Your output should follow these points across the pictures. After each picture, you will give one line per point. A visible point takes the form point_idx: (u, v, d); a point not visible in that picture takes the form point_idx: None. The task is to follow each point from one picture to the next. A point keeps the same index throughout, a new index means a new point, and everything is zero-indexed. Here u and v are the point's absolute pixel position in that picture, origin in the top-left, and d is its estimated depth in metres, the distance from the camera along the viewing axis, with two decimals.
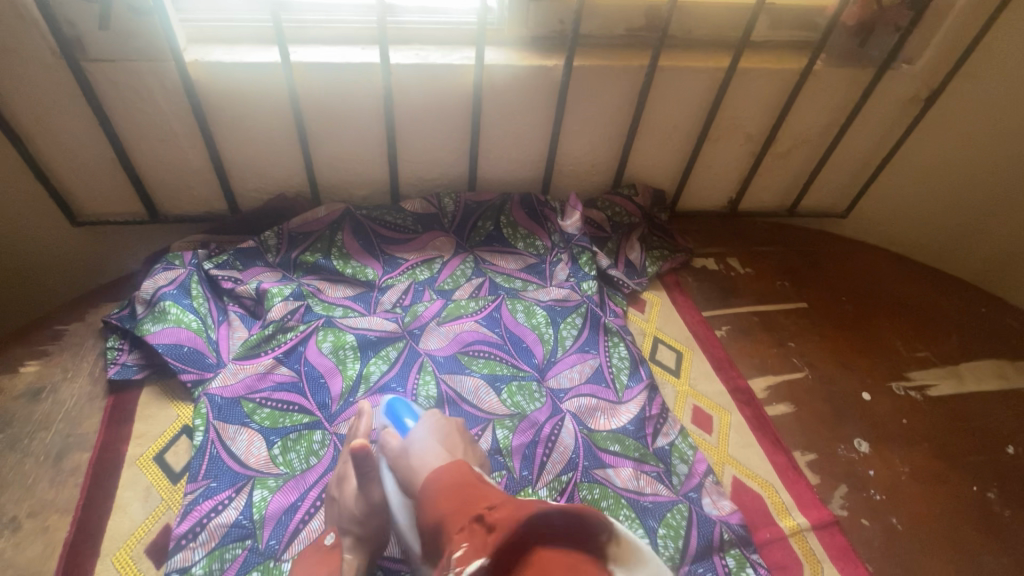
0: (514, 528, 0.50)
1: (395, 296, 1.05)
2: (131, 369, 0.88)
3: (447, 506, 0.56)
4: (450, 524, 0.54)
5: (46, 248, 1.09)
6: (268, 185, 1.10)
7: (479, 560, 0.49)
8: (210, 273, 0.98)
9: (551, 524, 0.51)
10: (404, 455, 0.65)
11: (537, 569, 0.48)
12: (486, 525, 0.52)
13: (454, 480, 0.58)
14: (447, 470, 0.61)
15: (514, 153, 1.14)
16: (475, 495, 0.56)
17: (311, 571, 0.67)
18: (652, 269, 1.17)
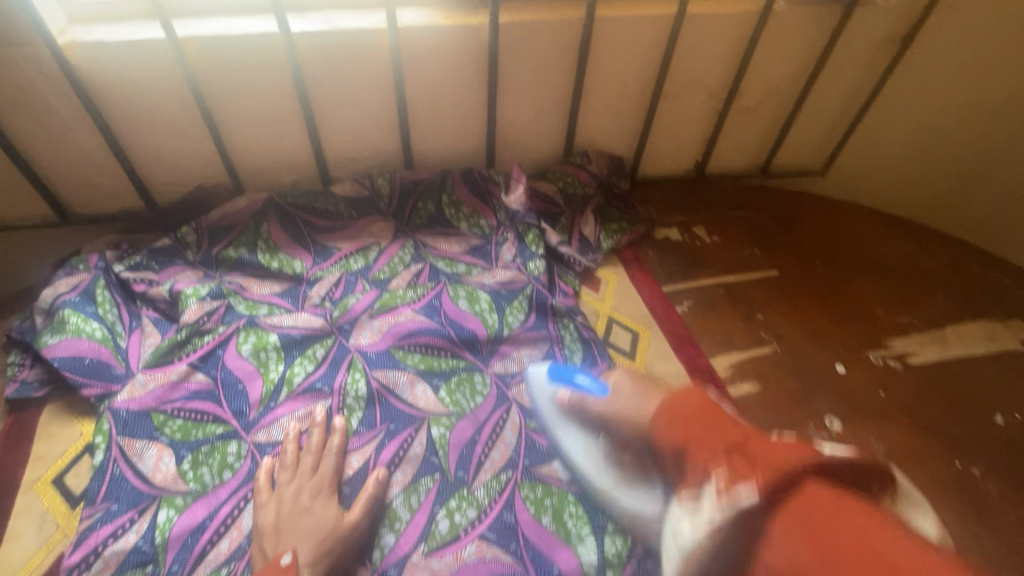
0: (787, 468, 0.57)
1: (324, 290, 0.97)
2: (30, 386, 0.81)
3: (693, 441, 0.66)
4: (693, 454, 0.65)
5: None
6: (184, 175, 1.02)
7: (747, 493, 0.57)
8: (120, 276, 0.91)
9: (839, 472, 0.56)
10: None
11: (805, 502, 0.53)
12: (745, 457, 0.61)
13: (693, 407, 0.70)
14: (668, 403, 0.73)
15: (451, 125, 1.05)
16: (727, 426, 0.65)
17: None
18: (607, 243, 1.07)
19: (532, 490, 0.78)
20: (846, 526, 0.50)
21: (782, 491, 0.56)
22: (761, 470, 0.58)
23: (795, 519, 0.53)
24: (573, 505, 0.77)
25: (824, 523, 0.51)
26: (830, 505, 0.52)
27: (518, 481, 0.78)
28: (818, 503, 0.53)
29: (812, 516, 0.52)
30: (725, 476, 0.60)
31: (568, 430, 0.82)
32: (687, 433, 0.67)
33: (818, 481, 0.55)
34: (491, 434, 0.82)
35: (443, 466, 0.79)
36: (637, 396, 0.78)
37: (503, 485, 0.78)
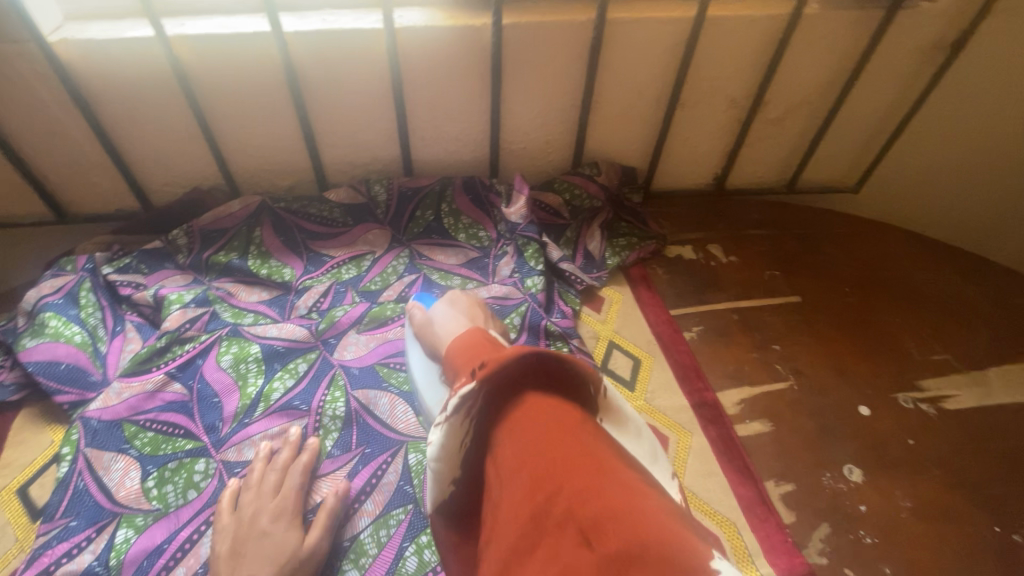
0: (506, 363, 0.45)
1: (312, 300, 0.93)
2: (6, 390, 0.79)
3: (467, 355, 0.52)
4: (457, 372, 0.51)
5: None
6: (180, 177, 1.00)
7: (467, 391, 0.46)
8: (108, 278, 0.90)
9: (554, 374, 0.46)
10: (429, 326, 0.76)
11: (535, 421, 0.43)
12: (482, 360, 0.47)
13: (472, 339, 0.54)
14: (464, 334, 0.56)
15: (453, 131, 1.00)
16: (489, 350, 0.52)
17: None
18: (613, 261, 1.00)
19: None
20: (561, 447, 0.42)
21: (506, 394, 0.46)
22: (486, 368, 0.46)
23: (512, 444, 0.43)
24: None
25: (533, 446, 0.42)
26: (542, 426, 0.43)
27: None
28: (535, 429, 0.43)
29: (525, 433, 0.43)
30: (463, 382, 0.48)
31: (416, 351, 0.79)
32: (467, 356, 0.52)
33: (541, 392, 0.45)
34: None
35: (417, 497, 0.73)
36: (453, 317, 0.75)
37: None
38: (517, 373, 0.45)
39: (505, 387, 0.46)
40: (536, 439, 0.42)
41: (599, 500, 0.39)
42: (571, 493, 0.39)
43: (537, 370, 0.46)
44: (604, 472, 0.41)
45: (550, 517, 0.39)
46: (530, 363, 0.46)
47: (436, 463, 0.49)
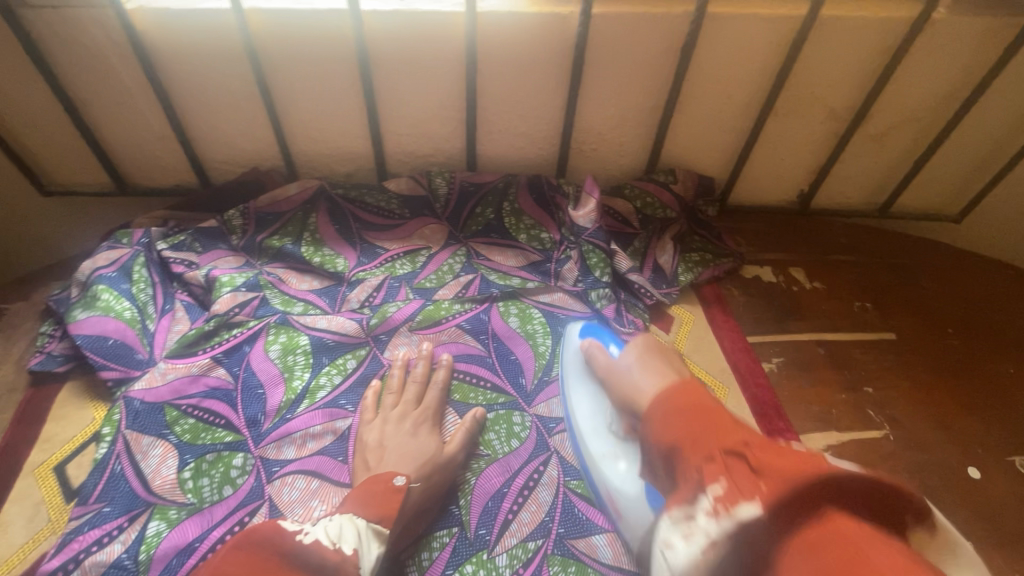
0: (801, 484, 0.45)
1: (365, 294, 0.89)
2: (54, 361, 0.77)
3: (683, 430, 0.55)
4: (690, 450, 0.53)
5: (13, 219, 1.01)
6: (239, 156, 0.97)
7: (749, 506, 0.46)
8: (162, 255, 0.87)
9: (852, 492, 0.45)
10: (618, 374, 0.72)
11: (837, 536, 0.42)
12: (750, 463, 0.49)
13: (688, 398, 0.57)
14: (669, 392, 0.60)
15: (524, 126, 0.94)
16: (726, 426, 0.53)
17: (375, 501, 0.60)
18: (685, 278, 0.92)
19: (563, 568, 0.66)
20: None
21: (788, 506, 0.45)
22: (770, 486, 0.47)
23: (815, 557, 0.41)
24: None
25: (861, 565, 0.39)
26: (872, 547, 0.41)
27: (549, 554, 0.67)
28: (859, 545, 0.41)
29: (837, 550, 0.41)
30: (727, 486, 0.48)
31: (581, 389, 0.77)
32: (683, 426, 0.55)
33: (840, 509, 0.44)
34: (522, 488, 0.72)
35: (463, 519, 0.69)
36: (642, 365, 0.72)
37: (530, 555, 0.67)
38: (817, 489, 0.45)
39: (806, 500, 0.45)
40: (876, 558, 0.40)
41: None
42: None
43: (842, 488, 0.46)
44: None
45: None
46: (842, 481, 0.46)
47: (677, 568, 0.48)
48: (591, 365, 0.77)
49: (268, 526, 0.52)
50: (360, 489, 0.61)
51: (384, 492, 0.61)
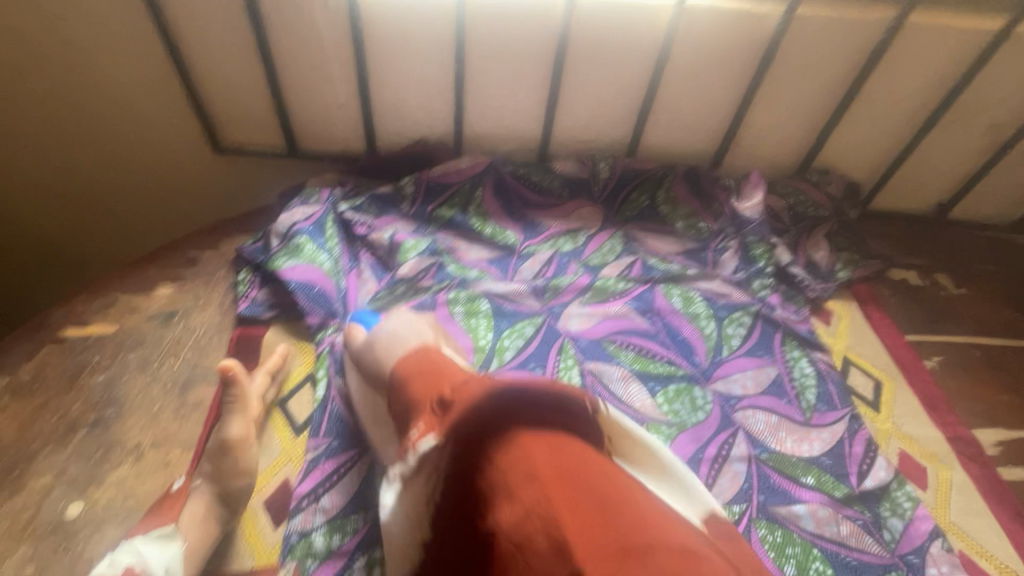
0: (470, 406, 0.46)
1: (537, 267, 0.93)
2: (259, 307, 0.82)
3: (418, 390, 0.54)
4: (418, 408, 0.52)
5: (185, 173, 1.06)
6: (410, 127, 1.02)
7: (439, 440, 0.47)
8: (345, 215, 0.92)
9: (529, 403, 0.45)
10: (368, 347, 0.66)
11: (505, 448, 0.42)
12: (446, 403, 0.49)
13: (420, 365, 0.57)
14: (414, 358, 0.59)
15: (688, 118, 0.97)
16: (441, 380, 0.54)
17: (154, 515, 0.61)
18: (842, 275, 0.95)
19: (771, 533, 0.67)
20: (556, 483, 0.39)
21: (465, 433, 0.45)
22: (461, 416, 0.46)
23: (512, 467, 0.41)
24: (819, 562, 0.65)
25: (538, 480, 0.39)
26: (546, 461, 0.41)
27: (754, 518, 0.68)
28: (532, 465, 0.40)
29: (518, 470, 0.40)
30: (424, 427, 0.49)
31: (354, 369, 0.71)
32: (421, 388, 0.54)
33: (523, 425, 0.43)
34: (717, 455, 0.73)
35: None
36: (416, 331, 0.64)
37: (738, 518, 0.67)
38: (483, 414, 0.45)
39: (479, 426, 0.44)
40: (534, 476, 0.40)
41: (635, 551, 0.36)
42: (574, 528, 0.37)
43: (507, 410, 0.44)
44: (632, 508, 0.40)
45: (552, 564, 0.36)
46: (514, 396, 0.45)
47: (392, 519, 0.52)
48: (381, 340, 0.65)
49: None
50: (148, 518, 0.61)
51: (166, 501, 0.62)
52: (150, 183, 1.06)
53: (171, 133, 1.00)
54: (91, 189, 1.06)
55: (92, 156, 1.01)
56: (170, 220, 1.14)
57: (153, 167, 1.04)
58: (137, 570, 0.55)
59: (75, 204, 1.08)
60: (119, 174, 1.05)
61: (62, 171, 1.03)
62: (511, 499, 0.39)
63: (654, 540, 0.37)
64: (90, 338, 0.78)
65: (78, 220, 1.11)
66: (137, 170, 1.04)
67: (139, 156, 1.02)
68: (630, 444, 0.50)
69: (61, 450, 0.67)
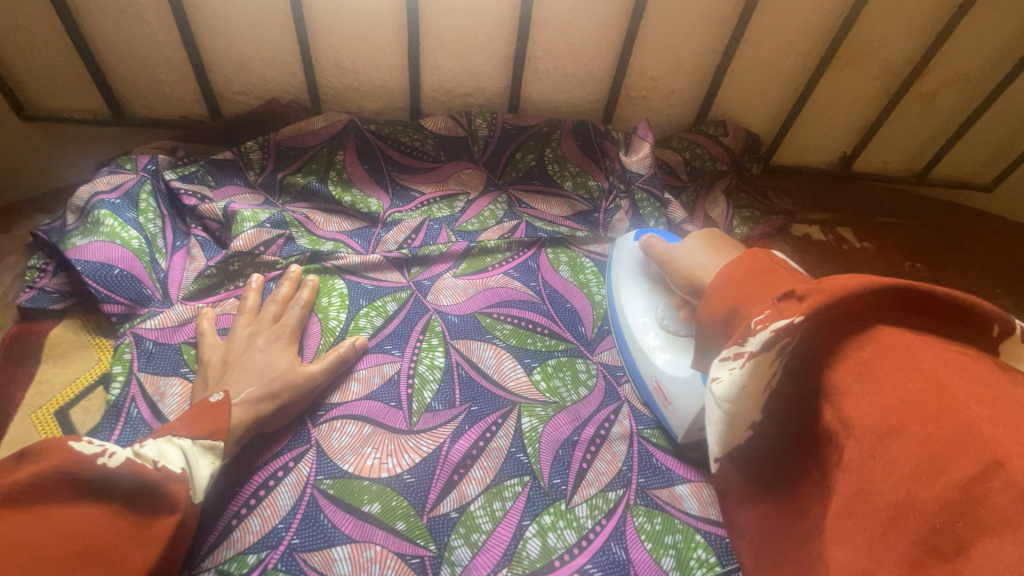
0: (845, 297, 0.39)
1: (402, 236, 0.81)
2: (48, 297, 0.67)
3: (757, 284, 0.46)
4: (750, 305, 0.45)
5: None
6: (257, 84, 0.87)
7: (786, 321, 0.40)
8: (171, 185, 0.77)
9: (941, 308, 0.39)
10: (669, 259, 0.65)
11: (893, 347, 0.37)
12: (801, 294, 0.41)
13: (756, 265, 0.48)
14: (736, 259, 0.51)
15: (572, 67, 0.88)
16: (786, 279, 0.46)
17: None
18: (741, 232, 0.88)
19: (649, 520, 0.58)
20: (945, 378, 0.34)
21: (846, 321, 0.39)
22: (822, 297, 0.39)
23: (886, 364, 0.36)
24: (701, 549, 0.57)
25: (908, 377, 0.35)
26: (929, 360, 0.35)
27: (631, 505, 0.59)
28: (914, 359, 0.36)
29: (893, 364, 0.36)
30: (771, 312, 0.42)
31: (625, 291, 0.71)
32: (747, 287, 0.46)
33: (895, 324, 0.39)
34: (594, 437, 0.64)
35: (534, 468, 0.61)
36: (706, 250, 0.63)
37: (612, 506, 0.59)
38: (865, 304, 0.39)
39: (856, 312, 0.39)
40: (910, 369, 0.35)
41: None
42: (981, 430, 0.31)
43: (883, 295, 0.39)
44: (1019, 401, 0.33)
45: (927, 459, 0.32)
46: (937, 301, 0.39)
47: (726, 403, 0.43)
48: (649, 255, 0.69)
49: None
50: None
51: None
52: None
53: None
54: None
55: None
56: None
57: None
58: None
59: None
60: None
61: None
62: (877, 392, 0.36)
63: None
64: None
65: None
66: None
67: None
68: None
69: None
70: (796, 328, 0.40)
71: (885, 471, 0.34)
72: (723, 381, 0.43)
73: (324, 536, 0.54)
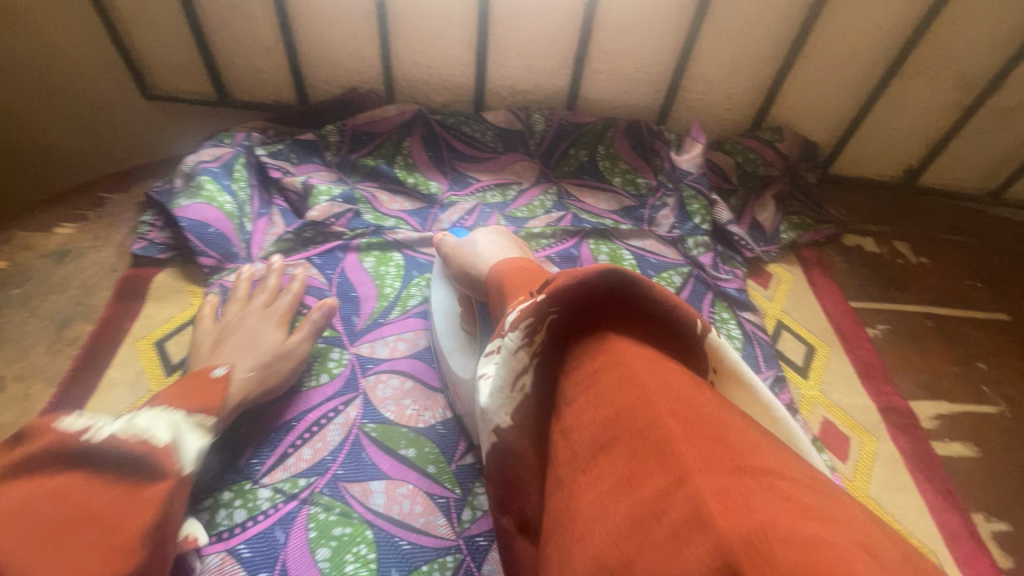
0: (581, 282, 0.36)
1: (456, 216, 0.88)
2: (155, 248, 0.79)
3: (518, 281, 0.46)
4: (512, 295, 0.45)
5: (103, 119, 1.00)
6: (340, 75, 0.97)
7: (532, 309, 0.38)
8: (260, 159, 0.88)
9: (648, 312, 0.37)
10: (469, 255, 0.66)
11: (614, 359, 0.34)
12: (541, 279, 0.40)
13: (522, 265, 0.50)
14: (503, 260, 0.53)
15: (631, 69, 0.92)
16: (534, 274, 0.47)
17: None
18: (787, 236, 0.88)
19: None
20: (666, 397, 0.31)
21: (573, 324, 0.37)
22: (558, 285, 0.37)
23: (604, 379, 0.34)
24: None
25: (628, 390, 0.32)
26: (645, 368, 0.33)
27: None
28: (628, 367, 0.33)
29: (613, 377, 0.33)
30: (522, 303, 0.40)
31: (442, 288, 0.72)
32: (513, 280, 0.47)
33: (622, 330, 0.36)
34: None
35: None
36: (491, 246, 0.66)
37: None
38: (589, 296, 0.37)
39: (585, 312, 0.37)
40: (632, 384, 0.32)
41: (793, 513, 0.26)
42: (686, 455, 0.28)
43: (626, 296, 0.37)
44: (744, 444, 0.30)
45: (650, 500, 0.28)
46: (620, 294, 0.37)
47: (487, 402, 0.39)
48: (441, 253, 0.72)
49: None
50: None
51: None
52: (66, 131, 1.01)
53: (89, 70, 0.94)
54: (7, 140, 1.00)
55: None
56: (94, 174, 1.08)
57: (66, 113, 0.98)
58: None
59: None
60: (31, 120, 0.98)
61: None
62: (598, 403, 0.33)
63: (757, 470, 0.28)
64: None
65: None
66: (48, 114, 0.98)
67: (51, 102, 0.97)
68: (738, 394, 0.40)
69: None
70: (541, 312, 0.37)
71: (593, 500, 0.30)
72: (488, 379, 0.40)
73: (365, 470, 0.61)
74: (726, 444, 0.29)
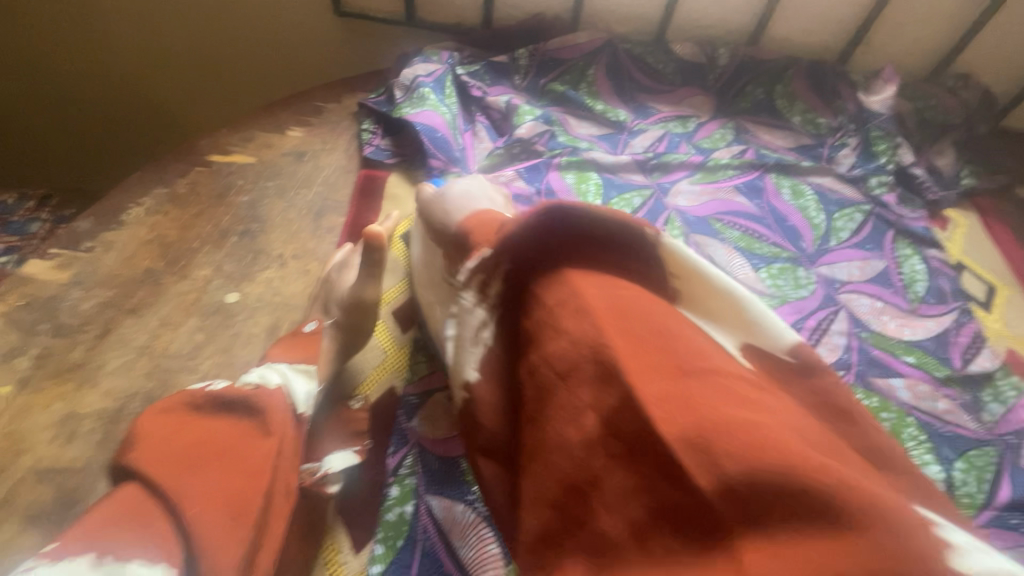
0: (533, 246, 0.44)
1: (647, 142, 0.93)
2: (383, 153, 0.88)
3: (480, 230, 0.50)
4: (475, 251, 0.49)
5: (296, 33, 1.05)
6: (529, 0, 1.00)
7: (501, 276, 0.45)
8: (462, 78, 0.94)
9: (590, 245, 0.44)
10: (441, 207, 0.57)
11: (563, 293, 0.41)
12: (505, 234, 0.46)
13: (481, 217, 0.51)
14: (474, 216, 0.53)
15: (825, 6, 0.93)
16: (496, 223, 0.50)
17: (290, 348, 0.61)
18: (966, 182, 0.91)
19: (867, 398, 0.68)
20: (608, 319, 0.39)
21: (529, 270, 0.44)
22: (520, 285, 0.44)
23: (568, 314, 0.40)
24: (913, 428, 0.65)
25: (581, 319, 0.39)
26: (592, 298, 0.40)
27: (851, 384, 0.69)
28: (583, 301, 0.40)
29: (571, 311, 0.40)
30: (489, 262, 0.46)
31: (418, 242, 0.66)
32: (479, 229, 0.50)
33: (578, 268, 0.43)
34: (816, 328, 0.73)
35: None
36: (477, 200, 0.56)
37: None
38: (536, 250, 0.44)
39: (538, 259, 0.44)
40: (589, 315, 0.39)
41: (713, 403, 0.35)
42: (623, 362, 0.37)
43: (580, 239, 0.44)
44: (677, 340, 0.39)
45: (610, 402, 0.36)
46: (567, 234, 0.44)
47: (477, 368, 0.48)
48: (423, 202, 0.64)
49: (187, 392, 0.51)
50: (277, 346, 0.61)
51: (299, 340, 0.62)
52: (260, 45, 1.07)
53: None
54: (212, 48, 1.08)
55: (208, 10, 1.01)
56: (276, 90, 1.15)
57: (265, 27, 1.04)
58: (287, 393, 0.54)
59: (189, 59, 1.10)
60: (234, 33, 1.05)
61: (178, 23, 1.03)
62: (559, 336, 0.40)
63: (688, 360, 0.38)
64: (233, 165, 0.85)
65: (195, 77, 1.14)
66: (248, 27, 1.04)
67: (254, 19, 1.02)
68: (700, 293, 0.44)
69: (216, 251, 0.75)
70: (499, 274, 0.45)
71: (561, 418, 0.38)
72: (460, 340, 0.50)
73: None
74: (664, 350, 0.38)
